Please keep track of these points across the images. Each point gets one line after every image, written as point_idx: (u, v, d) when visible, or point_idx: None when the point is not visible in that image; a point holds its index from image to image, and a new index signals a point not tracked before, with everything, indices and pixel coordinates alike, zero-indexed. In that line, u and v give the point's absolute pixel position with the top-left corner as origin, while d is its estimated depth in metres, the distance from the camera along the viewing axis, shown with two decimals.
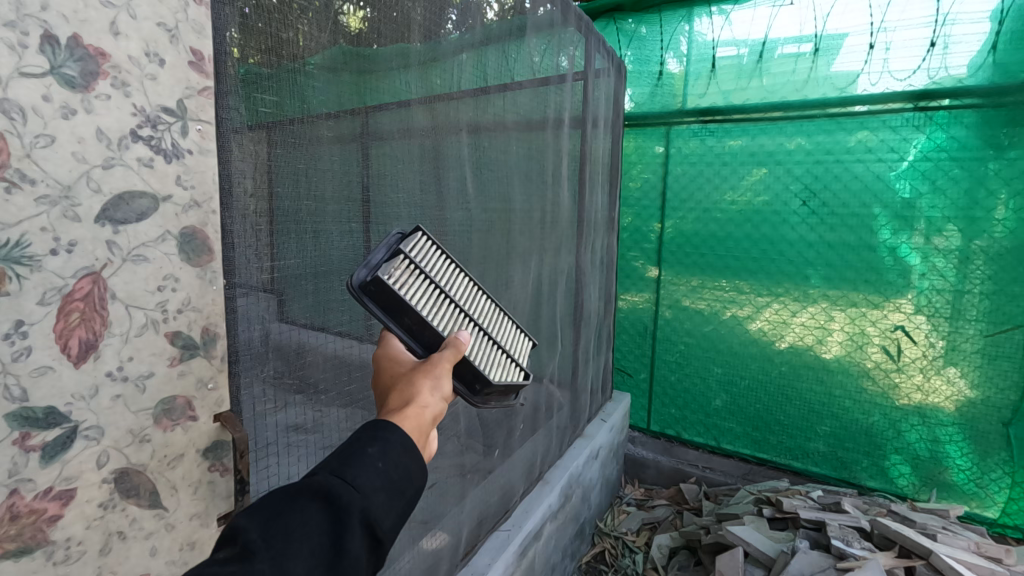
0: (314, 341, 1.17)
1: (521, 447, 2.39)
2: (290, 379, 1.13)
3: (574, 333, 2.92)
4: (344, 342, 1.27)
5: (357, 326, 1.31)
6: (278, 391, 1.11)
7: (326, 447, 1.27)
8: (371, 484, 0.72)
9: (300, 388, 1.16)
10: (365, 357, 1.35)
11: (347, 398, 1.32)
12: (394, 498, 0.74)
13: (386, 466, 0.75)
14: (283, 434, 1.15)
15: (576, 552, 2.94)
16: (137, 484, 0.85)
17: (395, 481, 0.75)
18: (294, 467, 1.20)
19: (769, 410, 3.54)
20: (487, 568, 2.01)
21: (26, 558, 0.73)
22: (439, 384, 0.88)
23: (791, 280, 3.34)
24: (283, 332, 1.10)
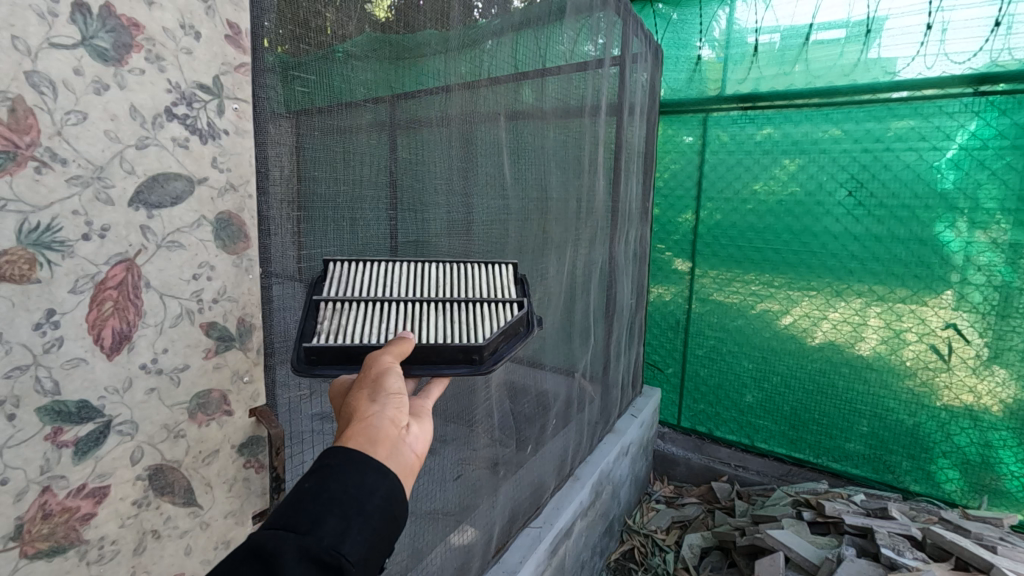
0: None
1: (552, 440, 2.33)
2: None
3: (607, 327, 2.83)
4: None
5: None
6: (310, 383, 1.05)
7: None
8: (314, 516, 0.59)
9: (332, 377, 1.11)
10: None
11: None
12: (349, 520, 0.61)
13: (330, 488, 0.62)
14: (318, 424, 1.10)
15: (605, 549, 2.89)
16: (172, 481, 0.82)
17: (347, 500, 0.62)
18: None
19: (806, 408, 3.42)
20: (519, 566, 1.95)
21: (59, 558, 0.70)
22: (382, 384, 0.76)
23: (832, 274, 3.19)
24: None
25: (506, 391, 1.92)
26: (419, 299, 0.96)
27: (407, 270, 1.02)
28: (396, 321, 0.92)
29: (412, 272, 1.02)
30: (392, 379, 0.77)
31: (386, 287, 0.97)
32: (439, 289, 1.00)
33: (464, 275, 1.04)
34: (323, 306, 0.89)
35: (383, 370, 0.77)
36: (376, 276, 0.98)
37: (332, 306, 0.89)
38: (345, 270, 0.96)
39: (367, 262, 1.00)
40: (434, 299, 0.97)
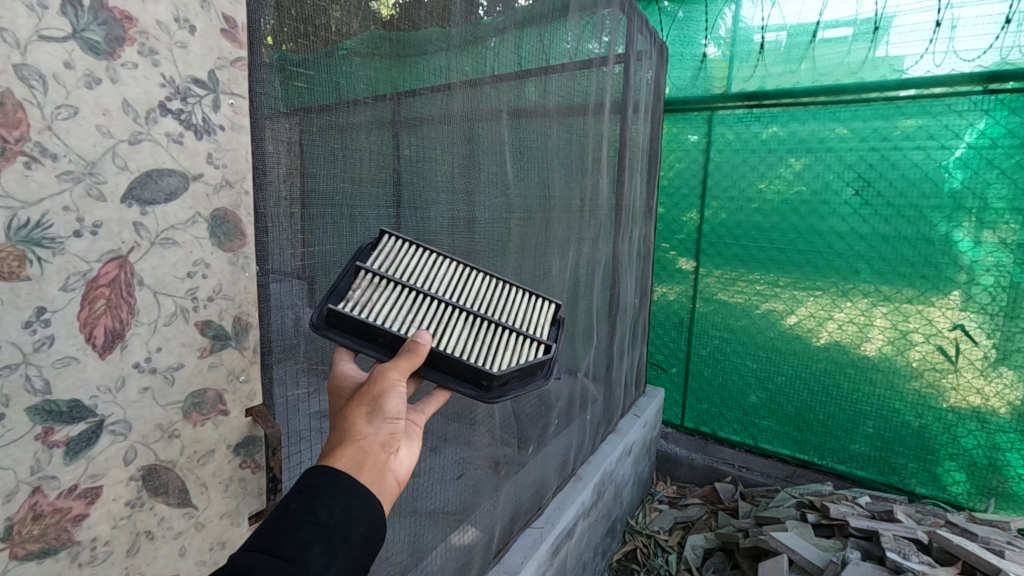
0: None
1: (554, 440, 2.31)
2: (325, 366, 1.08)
3: (610, 326, 2.81)
4: None
5: None
6: (311, 381, 1.04)
7: None
8: (300, 543, 0.60)
9: None
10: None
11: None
12: (334, 548, 0.62)
13: (317, 513, 0.63)
14: (318, 422, 1.09)
15: (607, 550, 2.87)
16: (166, 482, 0.80)
17: (332, 528, 0.63)
18: None
19: (811, 409, 3.39)
20: (520, 567, 1.94)
21: (50, 559, 0.69)
22: (381, 405, 0.77)
23: (839, 274, 3.16)
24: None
25: None
26: (451, 303, 0.99)
27: (457, 273, 1.06)
28: (426, 320, 0.94)
29: (463, 279, 1.06)
30: (392, 401, 0.78)
31: (428, 281, 1.00)
32: (478, 300, 1.04)
33: (507, 296, 1.09)
34: (362, 276, 0.93)
35: (386, 390, 0.78)
36: (424, 266, 1.02)
37: (370, 278, 0.93)
38: (392, 251, 1.00)
39: (422, 249, 1.04)
40: (469, 309, 0.99)
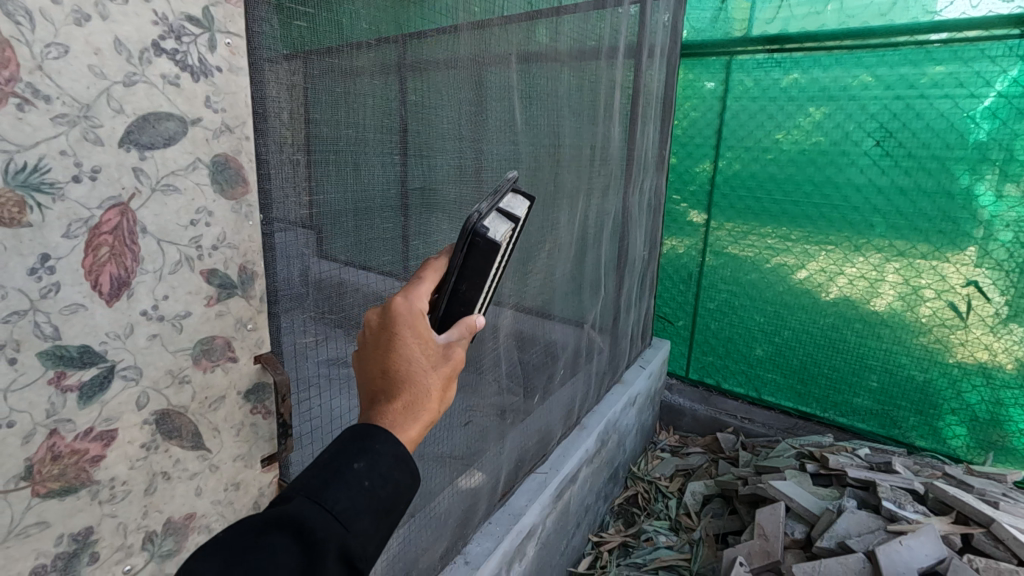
0: (355, 279, 1.12)
1: (559, 390, 2.35)
2: (331, 315, 1.08)
3: (618, 279, 2.80)
4: (388, 282, 1.21)
5: (398, 266, 1.24)
6: (319, 330, 1.06)
7: None
8: (357, 513, 0.64)
9: (340, 323, 1.11)
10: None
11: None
12: (380, 521, 0.67)
13: (373, 483, 0.67)
14: (325, 368, 1.10)
15: (609, 494, 2.97)
16: (179, 425, 0.82)
17: (383, 500, 0.67)
18: (337, 399, 1.16)
19: (816, 362, 3.40)
20: (524, 509, 2.01)
21: (71, 498, 0.71)
22: (449, 390, 0.78)
23: (853, 228, 3.10)
24: (324, 270, 1.03)
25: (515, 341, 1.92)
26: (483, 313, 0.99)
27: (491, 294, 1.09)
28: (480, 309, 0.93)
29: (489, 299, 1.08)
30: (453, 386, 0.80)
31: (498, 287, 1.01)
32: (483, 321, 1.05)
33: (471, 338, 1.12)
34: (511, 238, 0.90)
35: (457, 377, 0.80)
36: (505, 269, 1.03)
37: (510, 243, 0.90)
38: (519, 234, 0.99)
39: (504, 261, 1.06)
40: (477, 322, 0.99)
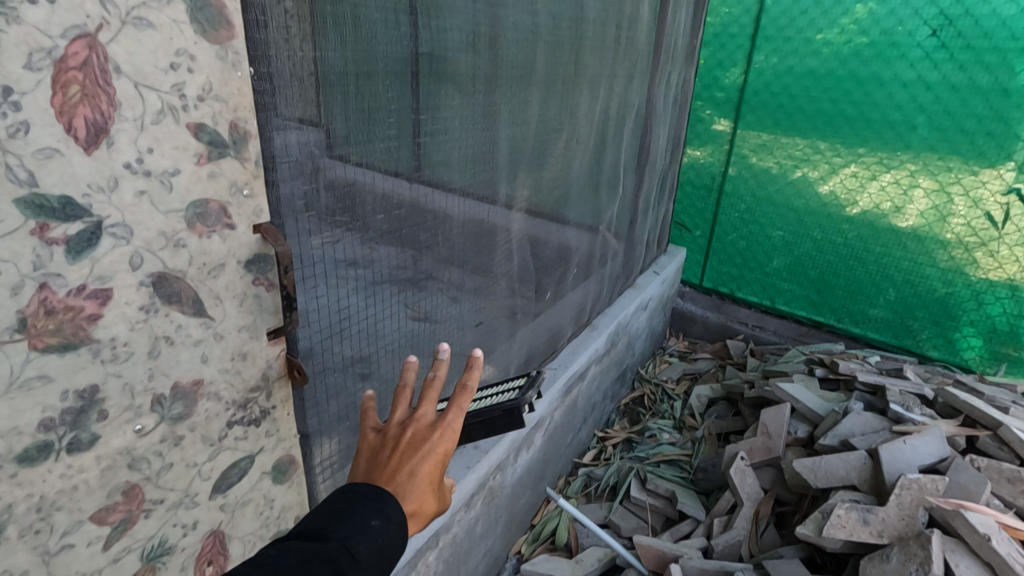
0: (363, 175, 1.06)
1: (571, 290, 2.32)
2: (339, 208, 1.03)
3: (637, 178, 2.67)
4: (398, 179, 1.15)
5: (408, 162, 1.17)
6: (333, 231, 1.03)
7: (376, 282, 1.20)
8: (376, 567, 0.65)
9: (350, 217, 1.06)
10: (418, 198, 1.24)
11: (401, 242, 1.24)
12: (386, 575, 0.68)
13: (387, 542, 0.67)
14: (338, 269, 1.07)
15: (616, 394, 3.04)
16: (178, 291, 0.79)
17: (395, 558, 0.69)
18: (351, 303, 1.13)
19: (835, 272, 3.31)
20: (532, 402, 2.04)
21: (72, 355, 0.69)
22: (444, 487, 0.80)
23: (892, 134, 2.90)
24: (337, 172, 1.00)
25: (528, 238, 1.84)
26: None
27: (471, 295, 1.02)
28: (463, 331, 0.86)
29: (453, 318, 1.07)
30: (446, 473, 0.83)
31: None
32: None
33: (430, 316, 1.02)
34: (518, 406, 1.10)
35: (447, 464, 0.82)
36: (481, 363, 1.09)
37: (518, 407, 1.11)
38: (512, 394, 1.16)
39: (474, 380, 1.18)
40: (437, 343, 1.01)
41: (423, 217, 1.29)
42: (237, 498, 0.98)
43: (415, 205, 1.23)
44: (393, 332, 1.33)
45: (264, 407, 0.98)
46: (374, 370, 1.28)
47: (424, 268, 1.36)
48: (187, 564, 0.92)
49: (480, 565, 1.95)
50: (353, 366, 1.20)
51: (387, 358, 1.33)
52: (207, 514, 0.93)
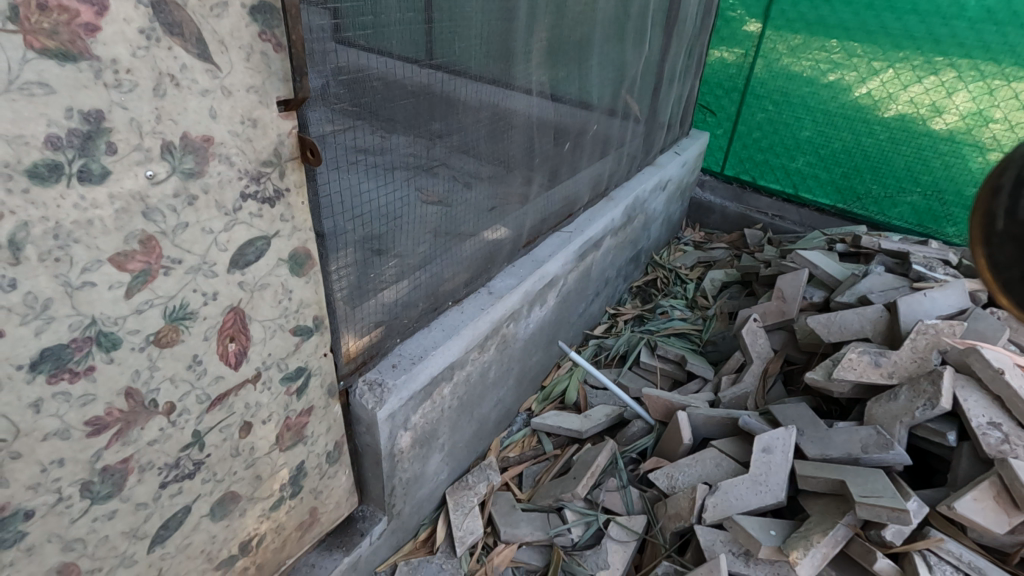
0: (372, 63, 1.06)
1: (591, 154, 2.24)
2: (352, 104, 1.05)
3: (665, 39, 2.52)
4: (410, 66, 1.16)
5: (417, 47, 1.17)
6: (343, 120, 1.05)
7: (390, 168, 1.23)
8: None
9: (365, 109, 1.08)
10: (430, 84, 1.25)
11: (413, 129, 1.26)
12: None
13: None
14: (353, 155, 1.10)
15: (629, 275, 3.03)
16: (180, 23, 0.74)
17: None
18: (365, 185, 1.17)
19: (866, 155, 3.21)
20: (548, 259, 2.02)
21: (72, 67, 0.66)
22: None
23: (941, 13, 2.77)
24: (344, 57, 1.00)
25: (551, 82, 1.76)
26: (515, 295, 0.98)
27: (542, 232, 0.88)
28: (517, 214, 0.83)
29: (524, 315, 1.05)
30: None
31: None
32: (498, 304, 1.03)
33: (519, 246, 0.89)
34: None
35: None
36: None
37: None
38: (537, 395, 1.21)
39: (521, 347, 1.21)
40: None
41: (436, 102, 1.30)
42: (255, 279, 0.98)
43: (425, 89, 1.24)
44: (407, 217, 1.36)
45: (278, 187, 0.95)
46: (387, 250, 1.33)
47: (436, 155, 1.38)
48: (210, 334, 0.94)
49: (493, 414, 2.01)
50: (365, 243, 1.24)
51: (403, 242, 1.38)
52: (226, 288, 0.93)
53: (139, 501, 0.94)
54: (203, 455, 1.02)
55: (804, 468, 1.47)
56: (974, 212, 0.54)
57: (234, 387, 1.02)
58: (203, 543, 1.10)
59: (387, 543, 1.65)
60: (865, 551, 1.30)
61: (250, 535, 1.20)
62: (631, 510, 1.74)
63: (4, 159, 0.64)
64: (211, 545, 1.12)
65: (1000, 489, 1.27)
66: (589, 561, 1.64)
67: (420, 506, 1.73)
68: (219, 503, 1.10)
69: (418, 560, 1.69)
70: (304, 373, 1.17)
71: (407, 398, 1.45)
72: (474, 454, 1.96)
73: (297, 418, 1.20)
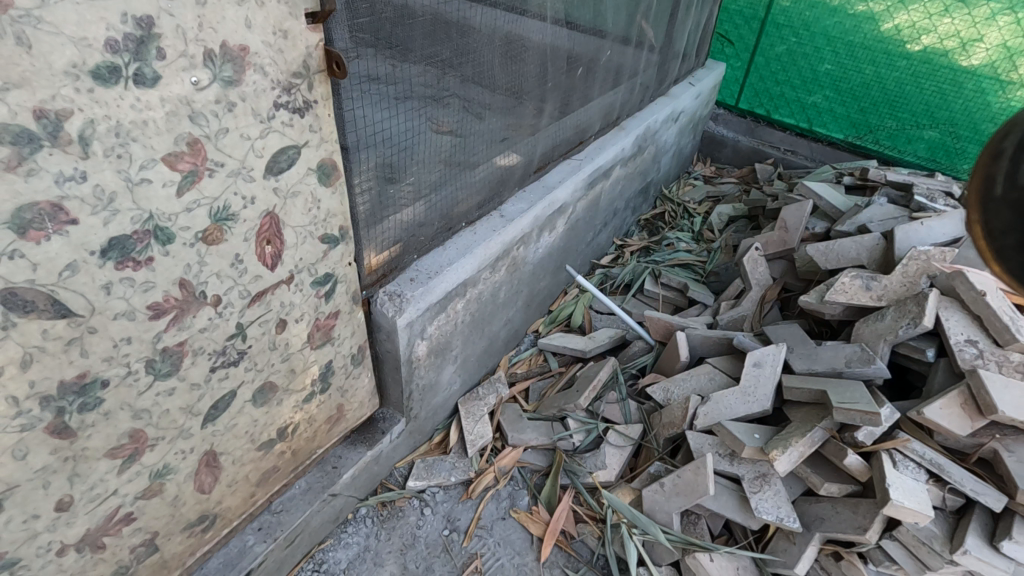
0: None
1: (603, 82, 2.24)
2: (366, 31, 1.10)
3: None
4: None
5: None
6: (357, 46, 1.09)
7: (402, 99, 1.28)
8: None
9: (376, 37, 1.13)
10: (441, 10, 1.27)
11: (425, 59, 1.29)
12: None
13: None
14: (365, 87, 1.15)
15: (637, 207, 3.07)
16: None
17: None
18: (378, 114, 1.22)
19: (885, 89, 3.16)
20: (557, 185, 2.08)
21: None
22: None
23: None
24: None
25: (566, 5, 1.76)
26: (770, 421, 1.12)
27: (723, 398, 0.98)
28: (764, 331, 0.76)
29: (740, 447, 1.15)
30: None
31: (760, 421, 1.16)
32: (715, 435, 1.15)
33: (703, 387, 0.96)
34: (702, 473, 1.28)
35: None
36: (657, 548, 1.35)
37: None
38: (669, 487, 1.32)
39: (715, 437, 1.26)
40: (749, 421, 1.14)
41: (447, 30, 1.33)
42: (287, 186, 1.06)
43: (435, 17, 1.26)
44: (419, 147, 1.41)
45: (307, 98, 1.02)
46: (401, 178, 1.39)
47: (447, 86, 1.42)
48: (250, 236, 1.03)
49: (502, 333, 2.13)
50: (380, 170, 1.31)
51: (416, 171, 1.44)
52: (263, 194, 1.02)
53: (193, 382, 1.07)
54: (245, 345, 1.14)
55: (790, 381, 1.59)
56: (976, 175, 0.61)
57: (271, 287, 1.13)
58: (247, 425, 1.24)
59: (405, 443, 1.81)
60: (838, 450, 1.46)
61: (286, 422, 1.35)
62: (628, 420, 1.89)
63: (72, 60, 0.71)
64: (253, 428, 1.26)
65: (967, 397, 1.41)
66: (588, 462, 1.79)
67: (435, 412, 1.89)
68: (259, 391, 1.23)
69: (433, 458, 1.86)
70: (331, 279, 1.28)
71: (424, 310, 1.55)
72: (484, 369, 2.10)
73: (326, 320, 1.32)
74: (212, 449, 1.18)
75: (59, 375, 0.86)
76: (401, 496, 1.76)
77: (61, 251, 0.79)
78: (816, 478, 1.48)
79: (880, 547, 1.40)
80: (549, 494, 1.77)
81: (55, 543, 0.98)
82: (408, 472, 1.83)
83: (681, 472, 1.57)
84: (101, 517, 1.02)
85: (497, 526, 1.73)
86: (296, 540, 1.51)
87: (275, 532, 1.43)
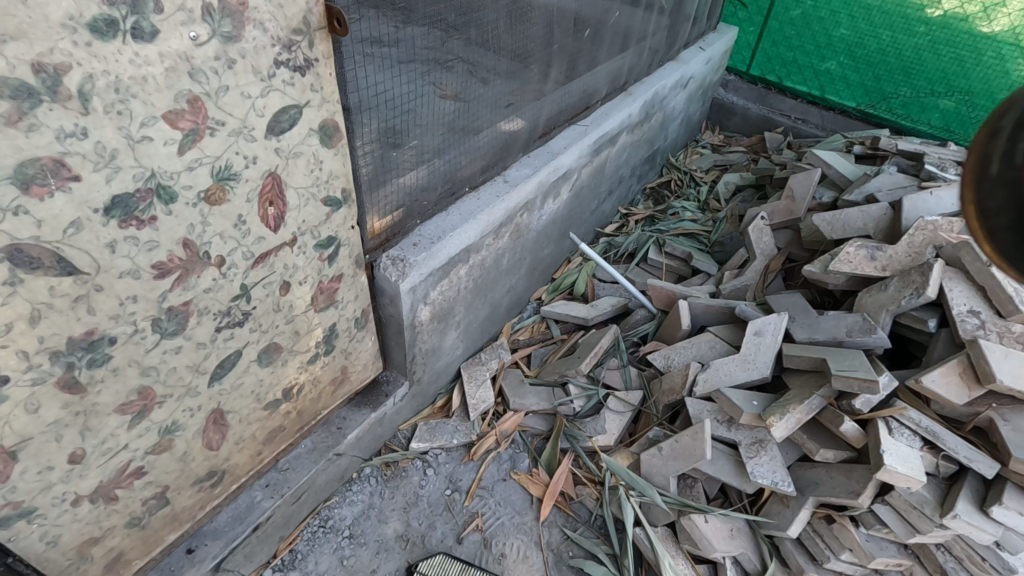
0: None
1: (611, 46, 2.19)
2: None
3: None
4: None
5: None
6: (358, 5, 1.07)
7: (405, 62, 1.25)
8: None
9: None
10: None
11: (427, 19, 1.26)
12: None
13: None
14: (366, 48, 1.13)
15: (643, 175, 3.03)
16: None
17: None
18: (380, 76, 1.20)
19: (902, 55, 3.07)
20: (562, 151, 2.05)
21: None
22: None
23: None
24: None
25: None
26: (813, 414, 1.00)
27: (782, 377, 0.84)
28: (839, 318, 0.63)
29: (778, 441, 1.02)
30: None
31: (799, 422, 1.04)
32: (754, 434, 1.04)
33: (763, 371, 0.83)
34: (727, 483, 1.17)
35: None
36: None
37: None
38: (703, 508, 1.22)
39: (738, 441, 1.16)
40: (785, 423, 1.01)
41: None
42: (289, 146, 1.05)
43: None
44: (421, 109, 1.39)
45: (308, 56, 1.00)
46: (404, 142, 1.38)
47: (451, 49, 1.39)
48: (252, 197, 1.03)
49: (505, 301, 2.13)
50: (383, 134, 1.29)
51: (418, 134, 1.42)
52: (264, 154, 1.01)
53: (199, 342, 1.08)
54: (250, 307, 1.15)
55: (790, 349, 1.60)
56: (972, 155, 0.52)
57: (274, 248, 1.13)
58: (252, 385, 1.27)
59: (409, 406, 1.85)
60: (835, 417, 1.47)
61: (291, 383, 1.38)
62: (628, 386, 1.91)
63: (68, 12, 0.70)
64: (259, 388, 1.29)
65: (966, 366, 1.42)
66: (588, 426, 1.82)
67: (437, 376, 1.91)
68: (264, 351, 1.25)
69: (435, 421, 1.89)
70: (335, 242, 1.28)
71: (428, 274, 1.56)
72: (487, 335, 2.11)
73: (329, 283, 1.33)
74: (219, 408, 1.21)
75: (67, 331, 0.87)
76: (404, 457, 1.80)
77: (65, 207, 0.79)
78: (812, 445, 1.50)
79: (871, 511, 1.43)
80: (549, 457, 1.80)
81: (70, 494, 1.01)
82: (411, 434, 1.87)
83: (679, 437, 1.60)
84: (112, 470, 1.05)
85: (498, 487, 1.77)
86: (302, 497, 1.56)
87: (281, 489, 1.47)
